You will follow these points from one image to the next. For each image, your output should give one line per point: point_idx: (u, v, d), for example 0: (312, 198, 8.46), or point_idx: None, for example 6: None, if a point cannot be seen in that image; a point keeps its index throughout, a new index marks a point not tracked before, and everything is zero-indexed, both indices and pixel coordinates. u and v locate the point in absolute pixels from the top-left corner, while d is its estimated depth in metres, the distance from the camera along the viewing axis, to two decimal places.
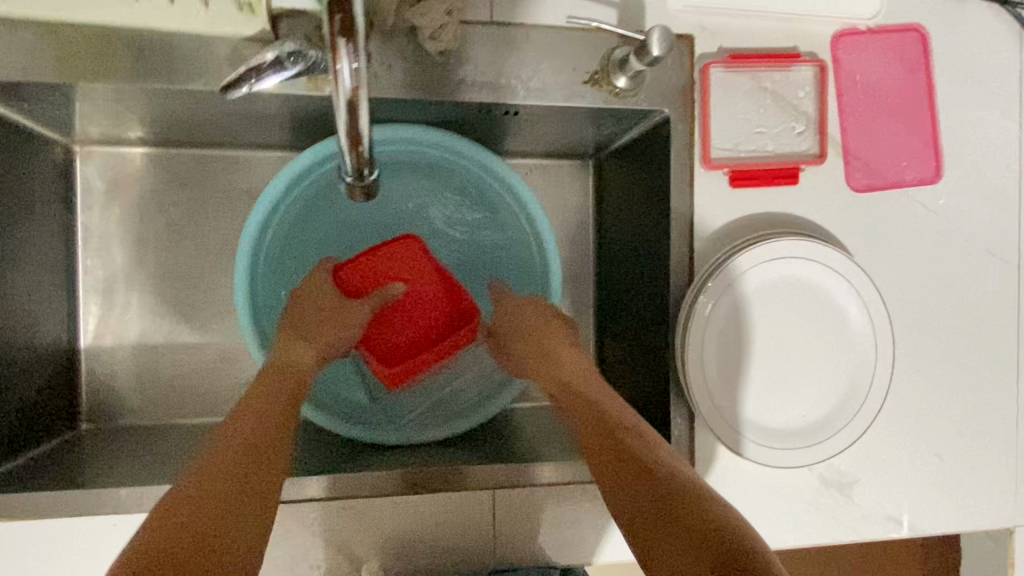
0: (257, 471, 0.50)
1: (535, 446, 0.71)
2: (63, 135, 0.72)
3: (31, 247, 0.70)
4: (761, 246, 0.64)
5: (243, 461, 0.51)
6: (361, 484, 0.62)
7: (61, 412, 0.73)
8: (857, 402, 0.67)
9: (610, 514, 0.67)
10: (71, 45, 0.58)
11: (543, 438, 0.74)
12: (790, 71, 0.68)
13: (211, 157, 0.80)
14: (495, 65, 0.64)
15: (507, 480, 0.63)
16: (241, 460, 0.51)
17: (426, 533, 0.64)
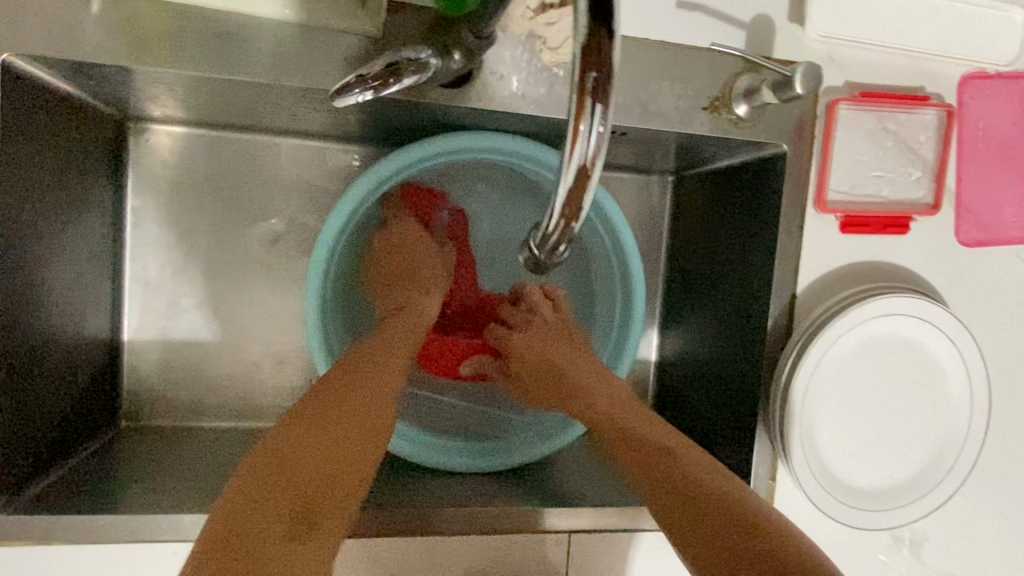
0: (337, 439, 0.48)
1: (559, 483, 0.67)
2: (119, 110, 0.65)
3: (80, 234, 0.63)
4: (875, 303, 0.60)
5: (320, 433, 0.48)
6: (375, 520, 0.58)
7: (101, 410, 0.68)
8: (944, 466, 0.65)
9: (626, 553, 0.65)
10: (152, 22, 0.51)
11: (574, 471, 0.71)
12: (915, 114, 0.64)
13: (271, 145, 0.73)
14: (613, 81, 0.58)
15: (524, 522, 0.61)
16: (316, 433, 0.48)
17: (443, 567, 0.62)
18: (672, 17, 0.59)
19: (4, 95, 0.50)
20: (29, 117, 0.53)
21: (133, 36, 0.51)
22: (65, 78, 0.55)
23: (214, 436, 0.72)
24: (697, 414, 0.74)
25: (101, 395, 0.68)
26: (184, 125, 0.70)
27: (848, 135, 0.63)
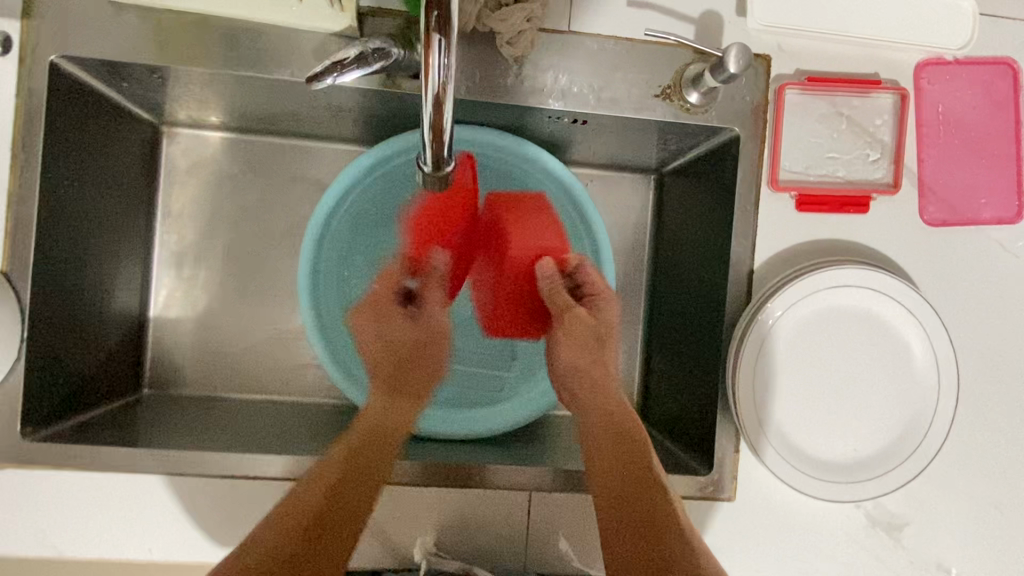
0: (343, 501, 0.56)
1: (558, 453, 0.70)
2: (152, 115, 0.76)
3: (115, 221, 0.74)
4: (820, 275, 0.62)
5: (326, 496, 0.56)
6: None
7: (126, 376, 0.77)
8: (916, 440, 0.64)
9: (605, 517, 0.66)
10: (169, 30, 0.62)
11: (574, 447, 0.73)
12: (869, 98, 0.67)
13: (285, 146, 0.83)
14: (568, 71, 0.64)
15: (538, 482, 0.63)
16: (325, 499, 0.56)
17: (433, 517, 0.64)
18: (625, 14, 0.65)
19: (51, 92, 0.61)
20: (71, 111, 0.64)
21: (157, 41, 0.62)
22: (104, 82, 0.66)
23: (217, 402, 0.80)
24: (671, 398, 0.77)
25: (127, 360, 0.77)
26: (211, 129, 0.81)
27: (800, 121, 0.67)
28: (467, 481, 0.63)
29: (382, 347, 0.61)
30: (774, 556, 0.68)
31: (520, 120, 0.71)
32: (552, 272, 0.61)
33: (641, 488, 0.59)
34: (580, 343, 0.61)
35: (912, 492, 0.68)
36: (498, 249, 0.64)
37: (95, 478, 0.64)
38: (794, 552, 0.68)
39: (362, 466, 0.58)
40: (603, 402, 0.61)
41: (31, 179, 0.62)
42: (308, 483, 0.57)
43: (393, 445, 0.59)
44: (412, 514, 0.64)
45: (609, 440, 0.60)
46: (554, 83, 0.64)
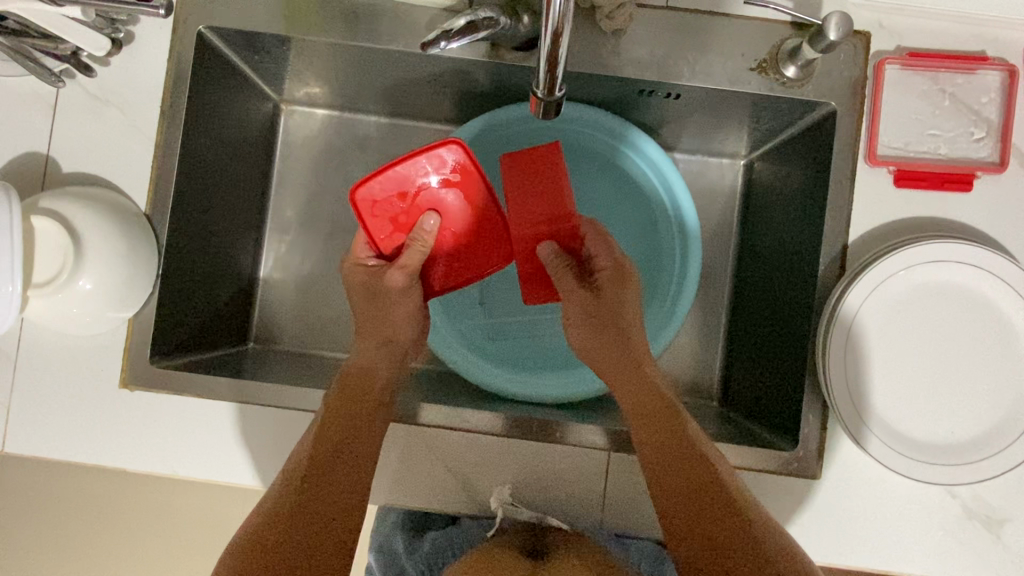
0: (321, 482, 0.60)
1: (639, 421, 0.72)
2: (274, 90, 0.84)
3: (239, 184, 0.81)
4: (921, 247, 0.61)
5: (302, 480, 0.60)
6: (464, 420, 0.67)
7: (237, 328, 0.84)
8: (1018, 427, 0.61)
9: None
10: (300, 5, 0.69)
11: None
12: (975, 75, 0.66)
13: (388, 125, 0.89)
14: (665, 43, 0.66)
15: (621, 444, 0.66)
16: (299, 480, 0.60)
17: (519, 471, 0.67)
18: None
19: (197, 56, 0.69)
20: (209, 75, 0.71)
21: (289, 15, 0.69)
22: (238, 52, 0.73)
23: (315, 359, 0.85)
24: (753, 381, 0.76)
25: (237, 314, 0.84)
26: (323, 107, 0.88)
27: (900, 96, 0.66)
28: (547, 436, 0.67)
29: (389, 321, 0.68)
30: (862, 543, 0.64)
31: (613, 94, 0.74)
32: (553, 249, 0.67)
33: (696, 466, 0.59)
34: (577, 294, 0.67)
35: (1014, 486, 0.64)
36: (541, 195, 0.68)
37: (200, 407, 0.66)
38: (883, 541, 0.64)
39: (349, 421, 0.62)
40: (608, 342, 0.67)
41: (172, 133, 0.68)
42: (307, 442, 0.62)
43: (372, 397, 0.65)
44: (496, 466, 0.67)
45: (697, 465, 0.59)
46: (649, 55, 0.67)
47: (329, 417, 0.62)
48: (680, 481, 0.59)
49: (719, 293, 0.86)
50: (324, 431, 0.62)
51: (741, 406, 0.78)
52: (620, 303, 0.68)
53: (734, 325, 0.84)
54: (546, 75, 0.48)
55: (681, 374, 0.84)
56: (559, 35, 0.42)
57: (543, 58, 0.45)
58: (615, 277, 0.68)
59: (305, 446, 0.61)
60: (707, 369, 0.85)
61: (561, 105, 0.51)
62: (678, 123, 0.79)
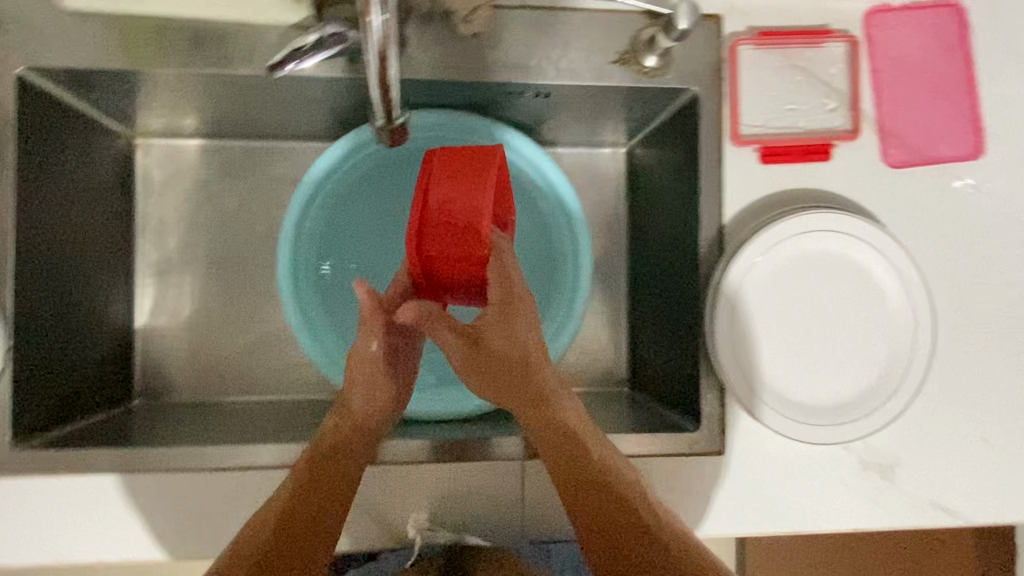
0: (294, 541, 0.53)
1: None
2: (124, 125, 0.78)
3: (96, 231, 0.75)
4: (776, 226, 0.64)
5: (274, 535, 0.53)
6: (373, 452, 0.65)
7: (116, 386, 0.78)
8: (893, 380, 0.65)
9: None
10: (133, 36, 0.63)
11: None
12: (821, 49, 0.68)
13: (258, 149, 0.84)
14: (525, 43, 0.65)
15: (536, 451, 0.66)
16: (275, 536, 0.53)
17: (437, 496, 0.66)
18: None
19: (21, 102, 0.62)
20: (40, 121, 0.65)
21: (122, 47, 0.64)
22: (72, 92, 0.67)
23: (211, 406, 0.80)
24: (656, 365, 0.78)
25: (116, 370, 0.78)
26: (183, 137, 0.83)
27: (758, 75, 0.68)
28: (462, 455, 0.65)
29: (377, 390, 0.58)
30: (772, 509, 0.67)
31: (485, 98, 0.72)
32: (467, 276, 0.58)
33: (623, 520, 0.55)
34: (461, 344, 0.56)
35: (901, 433, 0.68)
36: (461, 206, 0.57)
37: (78, 484, 0.61)
38: (791, 505, 0.67)
39: (322, 469, 0.56)
40: (506, 386, 0.56)
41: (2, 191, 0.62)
42: (282, 494, 0.55)
43: (366, 448, 0.58)
44: (413, 494, 0.65)
45: (627, 518, 0.55)
46: (511, 57, 0.65)
47: (326, 467, 0.56)
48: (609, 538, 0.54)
49: (617, 281, 0.87)
50: (301, 482, 0.55)
51: (649, 390, 0.79)
52: (514, 341, 0.56)
53: (635, 312, 0.85)
54: (381, 97, 0.45)
55: (589, 366, 0.85)
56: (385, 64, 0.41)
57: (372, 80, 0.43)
58: (503, 309, 0.55)
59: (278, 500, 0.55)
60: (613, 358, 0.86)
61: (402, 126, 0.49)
62: (555, 120, 0.78)
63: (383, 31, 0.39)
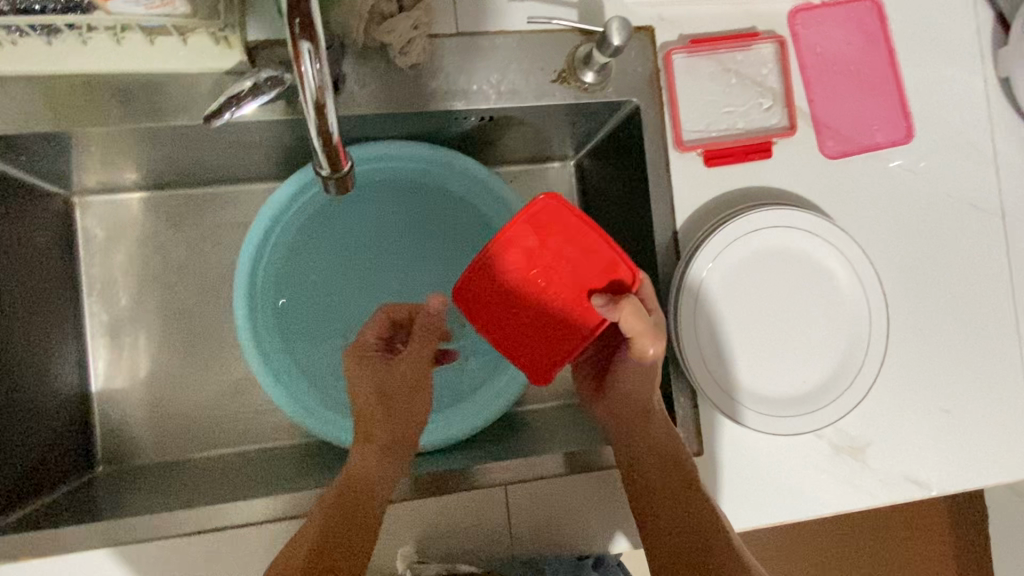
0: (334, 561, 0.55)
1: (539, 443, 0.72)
2: (61, 186, 0.75)
3: (40, 298, 0.72)
4: (722, 231, 0.65)
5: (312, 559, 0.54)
6: None
7: (77, 456, 0.75)
8: (854, 365, 0.67)
9: (589, 496, 0.67)
10: (58, 95, 0.60)
11: (558, 433, 0.75)
12: (751, 50, 0.70)
13: (204, 196, 0.82)
14: (465, 70, 0.66)
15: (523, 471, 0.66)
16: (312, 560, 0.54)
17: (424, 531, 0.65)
18: (509, 8, 0.67)
19: None
20: None
21: (48, 106, 0.60)
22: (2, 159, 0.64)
23: (180, 464, 0.78)
24: None
25: (75, 439, 0.75)
26: (124, 191, 0.80)
27: (693, 82, 0.70)
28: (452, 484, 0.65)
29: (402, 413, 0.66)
30: (755, 504, 0.68)
31: (431, 127, 0.72)
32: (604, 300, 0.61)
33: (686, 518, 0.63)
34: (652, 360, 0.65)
35: (867, 414, 0.70)
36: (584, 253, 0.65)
37: (56, 561, 0.61)
38: (771, 495, 0.68)
39: (355, 489, 0.59)
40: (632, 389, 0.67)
41: None
42: (310, 528, 0.57)
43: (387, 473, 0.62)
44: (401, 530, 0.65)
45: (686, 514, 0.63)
46: (453, 85, 0.66)
47: (346, 489, 0.59)
48: (670, 526, 0.63)
49: None
50: (335, 504, 0.58)
51: None
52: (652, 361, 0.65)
53: None
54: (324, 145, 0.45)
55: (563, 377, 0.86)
56: (323, 116, 0.40)
57: (311, 132, 0.42)
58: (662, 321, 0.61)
59: (308, 536, 0.56)
60: None
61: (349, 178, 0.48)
62: (503, 141, 0.79)
63: (316, 83, 0.39)
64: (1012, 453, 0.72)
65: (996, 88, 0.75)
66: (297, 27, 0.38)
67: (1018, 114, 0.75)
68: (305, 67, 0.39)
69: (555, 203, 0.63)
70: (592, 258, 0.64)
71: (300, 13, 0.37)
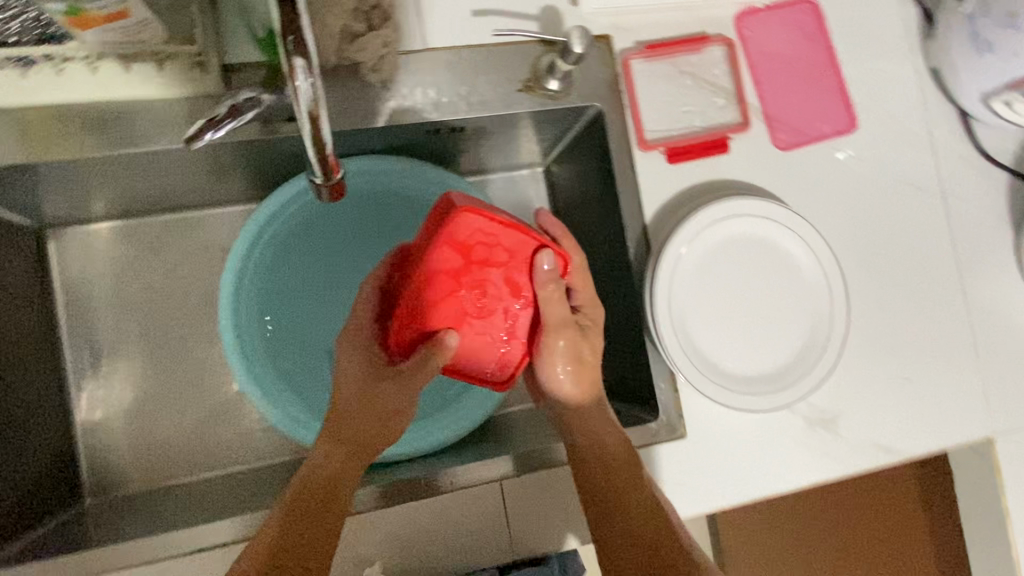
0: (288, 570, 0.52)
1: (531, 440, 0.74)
2: (34, 220, 0.75)
3: (18, 333, 0.71)
4: (690, 222, 0.69)
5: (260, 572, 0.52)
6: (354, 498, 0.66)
7: (63, 490, 0.74)
8: (821, 341, 0.71)
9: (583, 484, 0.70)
10: (28, 127, 0.60)
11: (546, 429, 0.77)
12: (702, 53, 0.75)
13: (179, 222, 0.83)
14: (434, 84, 0.68)
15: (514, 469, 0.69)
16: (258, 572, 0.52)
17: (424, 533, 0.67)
18: (472, 22, 0.70)
19: None
20: None
21: (21, 138, 0.60)
22: None
23: (170, 490, 0.78)
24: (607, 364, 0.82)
25: (60, 472, 0.74)
26: (97, 222, 0.80)
27: (651, 85, 0.74)
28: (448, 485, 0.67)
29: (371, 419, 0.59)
30: (739, 481, 0.71)
31: (405, 140, 0.74)
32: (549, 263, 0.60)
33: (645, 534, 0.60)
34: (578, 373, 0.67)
35: (835, 387, 0.74)
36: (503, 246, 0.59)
37: None
38: (753, 471, 0.72)
39: (313, 492, 0.56)
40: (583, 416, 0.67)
41: None
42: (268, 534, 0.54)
43: (353, 474, 0.59)
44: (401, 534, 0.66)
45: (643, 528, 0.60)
46: (424, 98, 0.68)
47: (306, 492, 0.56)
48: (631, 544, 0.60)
49: None
50: (295, 507, 0.56)
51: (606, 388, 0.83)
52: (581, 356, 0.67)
53: None
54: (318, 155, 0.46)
55: None
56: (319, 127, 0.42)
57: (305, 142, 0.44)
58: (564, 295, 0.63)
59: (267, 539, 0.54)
60: None
61: (340, 186, 0.49)
62: (473, 151, 0.81)
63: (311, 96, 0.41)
64: (970, 414, 0.77)
65: (927, 78, 0.81)
66: (290, 45, 0.39)
67: (949, 101, 0.81)
68: (301, 83, 0.41)
69: (461, 216, 0.56)
70: (508, 245, 0.59)
71: (292, 32, 0.39)
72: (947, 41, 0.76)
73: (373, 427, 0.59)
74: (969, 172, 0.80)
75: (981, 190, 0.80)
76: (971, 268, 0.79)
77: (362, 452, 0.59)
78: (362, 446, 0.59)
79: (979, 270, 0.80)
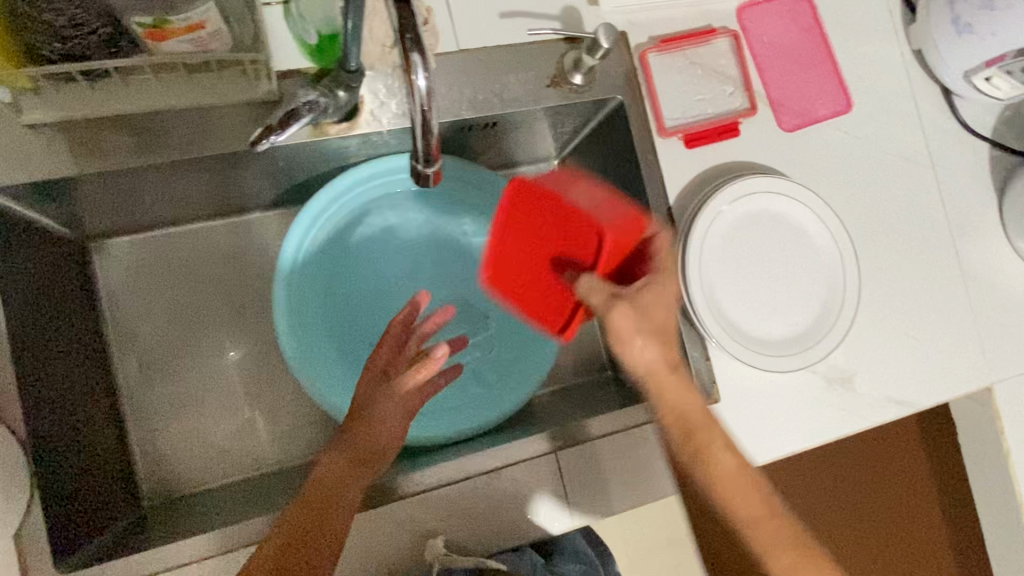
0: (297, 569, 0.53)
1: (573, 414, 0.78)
2: (79, 231, 0.77)
3: (73, 341, 0.73)
4: (711, 202, 0.75)
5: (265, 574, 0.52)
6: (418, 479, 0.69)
7: (123, 492, 0.76)
8: (838, 304, 0.77)
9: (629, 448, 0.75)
10: (84, 139, 0.63)
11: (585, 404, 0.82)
12: (711, 45, 0.80)
13: (216, 228, 0.85)
14: (469, 82, 0.72)
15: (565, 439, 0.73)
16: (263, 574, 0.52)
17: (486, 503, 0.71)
18: (500, 24, 0.74)
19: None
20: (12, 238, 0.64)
21: (81, 149, 0.63)
22: (34, 206, 0.66)
23: (224, 487, 0.80)
24: None
25: (120, 474, 0.76)
26: (137, 231, 0.82)
27: (667, 76, 0.79)
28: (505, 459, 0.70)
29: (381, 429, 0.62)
30: (771, 439, 0.76)
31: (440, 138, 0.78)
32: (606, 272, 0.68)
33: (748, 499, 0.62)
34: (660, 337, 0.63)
35: (850, 347, 0.81)
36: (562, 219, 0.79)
37: None
38: (782, 429, 0.77)
39: (319, 498, 0.57)
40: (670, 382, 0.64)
41: None
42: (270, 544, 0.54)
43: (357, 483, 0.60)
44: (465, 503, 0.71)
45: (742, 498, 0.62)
46: (461, 96, 0.72)
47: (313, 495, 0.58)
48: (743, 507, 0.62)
49: None
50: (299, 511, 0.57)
51: None
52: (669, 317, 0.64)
53: None
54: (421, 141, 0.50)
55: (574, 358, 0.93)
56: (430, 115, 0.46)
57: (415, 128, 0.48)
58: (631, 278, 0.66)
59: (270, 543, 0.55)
60: (592, 349, 0.95)
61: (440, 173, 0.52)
62: (498, 146, 0.86)
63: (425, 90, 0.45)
64: (970, 365, 0.84)
65: (911, 60, 0.88)
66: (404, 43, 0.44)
67: (932, 80, 0.88)
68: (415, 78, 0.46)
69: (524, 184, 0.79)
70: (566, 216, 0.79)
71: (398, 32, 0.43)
72: (930, 25, 0.83)
73: (381, 438, 0.62)
74: (955, 144, 0.88)
75: (966, 160, 0.88)
76: (961, 232, 0.86)
77: (369, 462, 0.61)
78: (370, 456, 0.61)
79: (969, 233, 0.87)
